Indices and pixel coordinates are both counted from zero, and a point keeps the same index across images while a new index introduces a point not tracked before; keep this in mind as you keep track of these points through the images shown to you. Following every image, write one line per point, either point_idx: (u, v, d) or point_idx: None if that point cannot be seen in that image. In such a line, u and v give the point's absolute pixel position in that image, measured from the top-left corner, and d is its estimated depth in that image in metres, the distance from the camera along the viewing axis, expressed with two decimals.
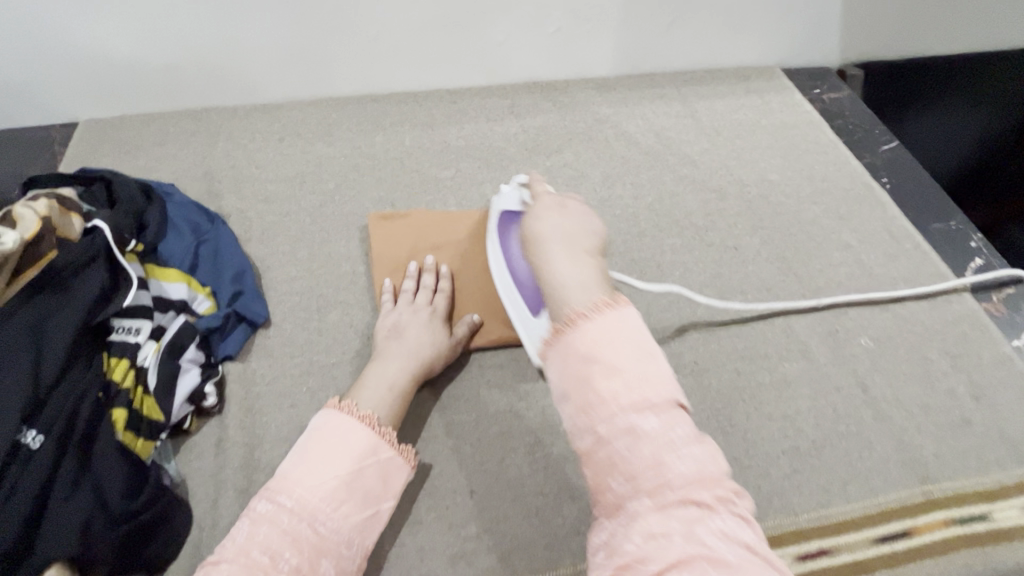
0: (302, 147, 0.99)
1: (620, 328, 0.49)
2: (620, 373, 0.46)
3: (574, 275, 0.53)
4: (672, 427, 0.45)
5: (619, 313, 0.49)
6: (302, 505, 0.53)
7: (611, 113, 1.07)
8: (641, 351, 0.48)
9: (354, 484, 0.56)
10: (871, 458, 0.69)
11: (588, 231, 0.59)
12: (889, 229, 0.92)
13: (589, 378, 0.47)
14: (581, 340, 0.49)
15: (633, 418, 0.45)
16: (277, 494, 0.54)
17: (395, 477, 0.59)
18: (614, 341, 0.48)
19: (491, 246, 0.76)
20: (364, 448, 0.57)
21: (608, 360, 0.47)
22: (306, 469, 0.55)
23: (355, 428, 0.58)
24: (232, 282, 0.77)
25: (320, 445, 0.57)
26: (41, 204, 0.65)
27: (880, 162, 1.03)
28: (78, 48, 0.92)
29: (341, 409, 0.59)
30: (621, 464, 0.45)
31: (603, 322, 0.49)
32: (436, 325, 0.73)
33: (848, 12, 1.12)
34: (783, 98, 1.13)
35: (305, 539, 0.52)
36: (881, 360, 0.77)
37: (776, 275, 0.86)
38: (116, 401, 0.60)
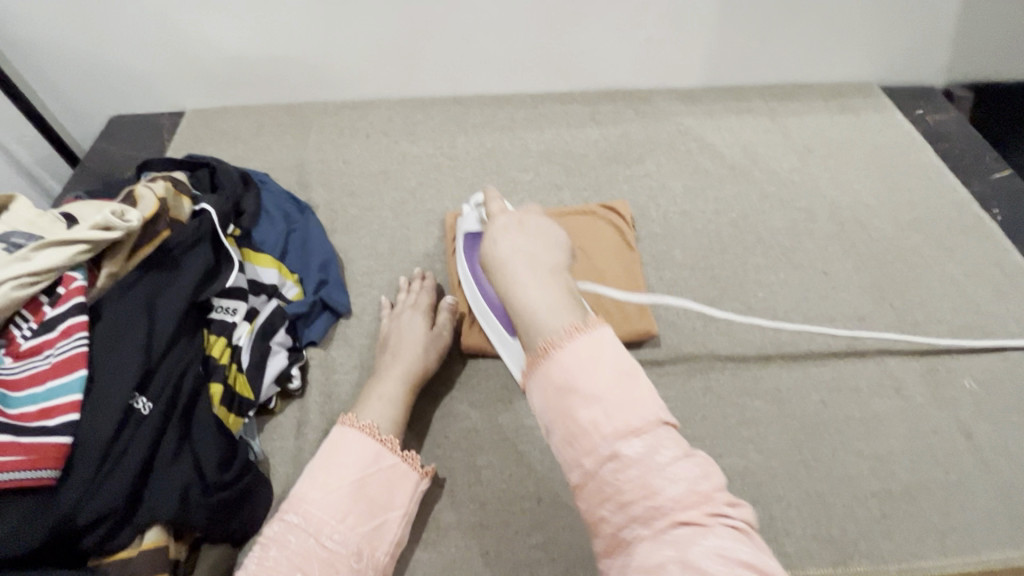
0: (388, 144, 1.02)
1: (601, 352, 0.42)
2: (598, 398, 0.40)
3: (541, 291, 0.46)
4: (657, 446, 0.39)
5: (590, 332, 0.43)
6: (309, 519, 0.54)
7: (695, 125, 1.05)
8: (618, 369, 0.41)
9: (359, 496, 0.57)
10: (974, 511, 0.63)
11: (554, 246, 0.51)
12: (999, 263, 0.85)
13: (568, 410, 0.41)
14: (556, 370, 0.42)
15: (616, 445, 0.39)
16: (284, 512, 0.55)
17: (403, 487, 0.59)
18: (587, 361, 0.42)
19: (463, 273, 0.76)
20: (366, 459, 0.58)
21: (584, 388, 0.41)
22: (306, 488, 0.56)
23: (353, 438, 0.59)
24: (319, 271, 0.80)
25: (319, 460, 0.58)
26: (159, 186, 0.70)
27: (990, 191, 0.96)
28: (195, 43, 0.99)
29: (341, 423, 0.60)
30: (611, 497, 0.39)
31: (576, 346, 0.42)
32: (417, 319, 0.73)
33: (963, 29, 1.05)
34: (882, 117, 1.07)
35: (314, 556, 0.53)
36: (988, 405, 0.71)
37: (868, 304, 0.81)
38: (214, 376, 0.63)
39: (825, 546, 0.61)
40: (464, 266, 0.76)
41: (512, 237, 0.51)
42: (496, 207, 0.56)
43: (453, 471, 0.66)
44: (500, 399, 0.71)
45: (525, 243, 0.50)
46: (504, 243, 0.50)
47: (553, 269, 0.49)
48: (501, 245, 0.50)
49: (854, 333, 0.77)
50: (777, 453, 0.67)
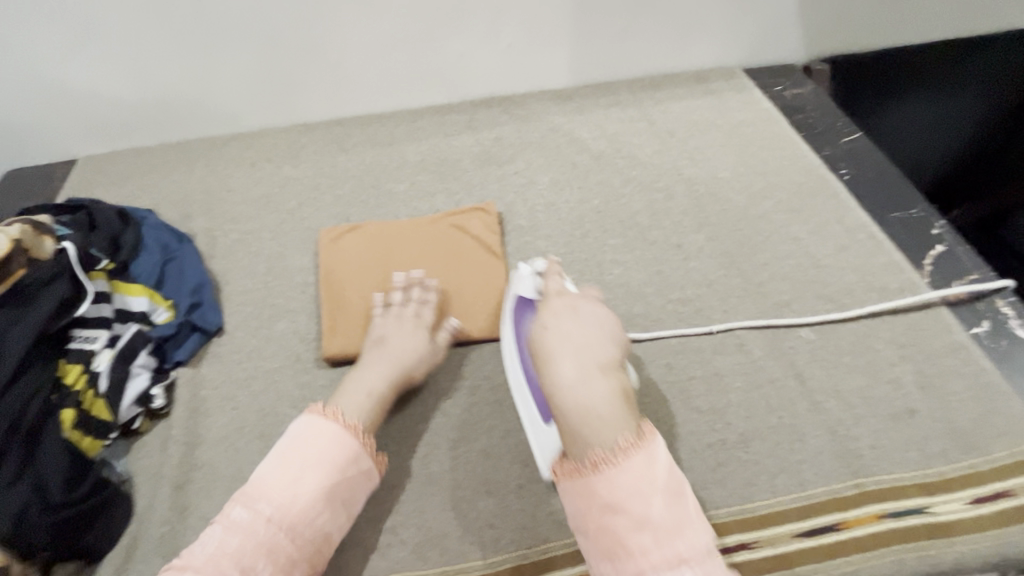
0: (271, 170, 1.06)
1: (652, 466, 0.54)
2: (647, 525, 0.52)
3: (595, 394, 0.58)
4: (704, 572, 0.50)
5: (644, 454, 0.54)
6: (280, 514, 0.57)
7: (565, 122, 1.10)
8: (669, 496, 0.53)
9: (330, 497, 0.60)
10: (802, 450, 0.67)
11: (604, 340, 0.63)
12: (841, 219, 0.90)
13: (615, 529, 0.53)
14: (603, 485, 0.54)
15: (662, 571, 0.51)
16: (254, 501, 0.58)
17: (368, 487, 0.63)
18: (639, 491, 0.53)
19: (505, 336, 0.75)
20: (344, 461, 0.61)
21: (635, 513, 0.52)
22: (284, 479, 0.58)
23: (340, 439, 0.61)
24: (190, 295, 0.83)
25: (298, 453, 0.60)
26: (15, 228, 0.72)
27: (840, 154, 1.02)
28: (75, 93, 1.03)
29: (328, 416, 0.63)
30: None
31: (631, 467, 0.54)
32: (418, 335, 0.74)
33: (806, 8, 1.12)
34: (742, 96, 1.13)
35: (281, 550, 0.56)
36: (821, 352, 0.75)
37: (716, 270, 0.85)
38: (66, 403, 0.66)
39: None
40: (509, 331, 0.75)
41: (561, 324, 0.64)
42: (556, 286, 0.72)
43: None
44: None
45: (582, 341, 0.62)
46: (553, 330, 0.63)
47: (598, 368, 0.60)
48: (550, 338, 0.63)
49: (701, 299, 0.82)
50: None
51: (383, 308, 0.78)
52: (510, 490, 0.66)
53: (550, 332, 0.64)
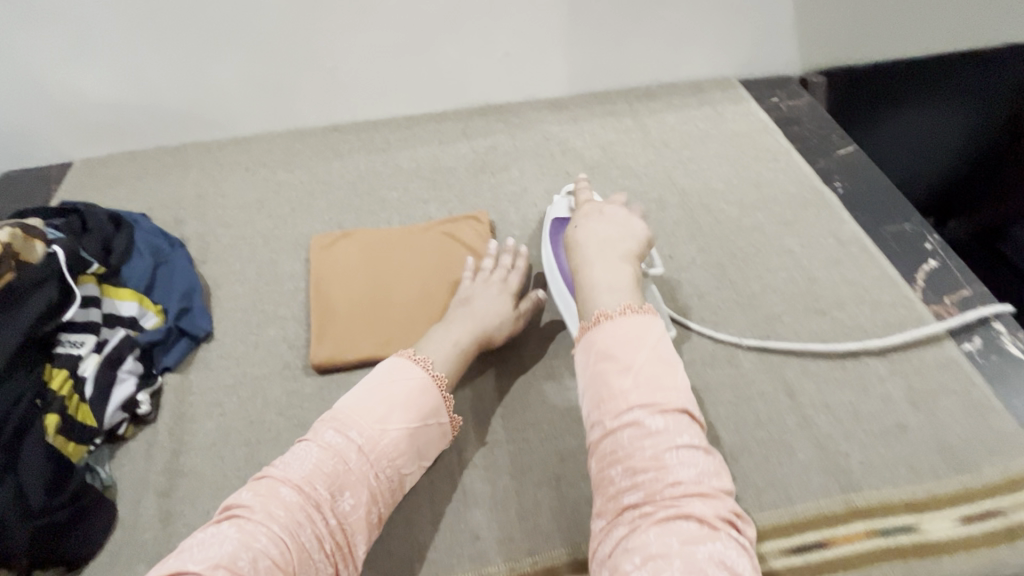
0: (265, 175, 1.06)
1: (646, 332, 0.59)
2: (633, 372, 0.56)
3: (610, 276, 0.65)
4: (678, 430, 0.54)
5: (642, 319, 0.60)
6: (369, 446, 0.59)
7: (560, 131, 1.10)
8: (659, 359, 0.58)
9: (411, 443, 0.62)
10: (792, 465, 0.66)
11: (625, 236, 0.71)
12: (834, 231, 0.90)
13: (606, 375, 0.57)
14: (602, 337, 0.60)
15: (640, 414, 0.54)
16: (346, 428, 0.59)
17: (440, 442, 0.65)
18: (630, 344, 0.58)
19: (546, 257, 0.83)
20: (428, 410, 0.63)
21: (623, 359, 0.57)
22: (375, 413, 0.60)
23: (429, 386, 0.64)
24: (181, 299, 0.83)
25: (389, 391, 0.62)
26: (3, 232, 0.71)
27: (834, 167, 1.02)
28: (72, 95, 1.03)
29: (415, 361, 0.65)
30: (623, 452, 0.54)
31: (627, 325, 0.59)
32: (504, 298, 0.77)
33: (802, 20, 1.12)
34: (737, 107, 1.13)
35: (366, 483, 0.58)
36: (812, 365, 0.74)
37: (709, 281, 0.85)
38: (51, 407, 0.65)
39: None
40: (547, 247, 0.83)
41: (589, 221, 0.73)
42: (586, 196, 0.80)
43: None
44: None
45: (603, 236, 0.71)
46: (582, 227, 0.72)
47: (619, 258, 0.68)
48: (580, 232, 0.72)
49: (692, 311, 0.81)
50: None
51: (473, 273, 0.82)
52: (496, 502, 0.66)
53: (580, 228, 0.73)
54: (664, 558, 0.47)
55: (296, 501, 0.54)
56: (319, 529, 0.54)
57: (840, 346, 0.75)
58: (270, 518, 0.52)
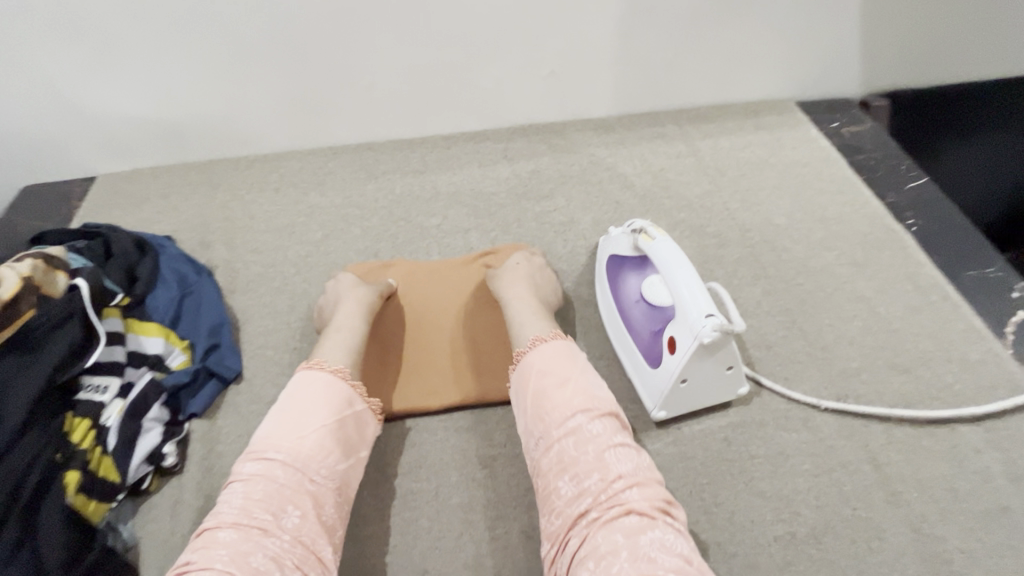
0: (296, 197, 1.00)
1: (573, 353, 0.61)
2: (568, 383, 0.57)
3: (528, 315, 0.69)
4: (613, 431, 0.54)
5: (565, 343, 0.62)
6: (295, 456, 0.53)
7: (607, 155, 1.04)
8: (588, 372, 0.59)
9: (337, 437, 0.57)
10: (883, 550, 0.59)
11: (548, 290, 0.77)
12: (911, 276, 0.83)
13: (544, 393, 0.57)
14: (535, 360, 0.60)
15: (581, 420, 0.54)
16: (264, 452, 0.53)
17: (366, 429, 0.61)
18: (564, 361, 0.60)
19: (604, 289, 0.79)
20: (340, 400, 0.59)
21: (559, 373, 0.58)
22: (290, 423, 0.55)
23: (332, 381, 0.60)
24: (208, 335, 0.77)
25: (293, 402, 0.57)
26: (25, 264, 0.67)
27: (905, 202, 0.94)
28: (98, 109, 0.99)
29: (312, 367, 0.61)
30: (567, 463, 0.53)
31: (553, 347, 0.61)
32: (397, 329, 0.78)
33: (867, 42, 1.05)
34: (796, 133, 1.06)
35: (305, 492, 0.52)
36: (898, 432, 0.68)
37: (777, 330, 0.78)
38: (72, 463, 0.60)
39: None
40: (604, 280, 0.79)
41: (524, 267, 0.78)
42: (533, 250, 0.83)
43: None
44: (389, 461, 0.68)
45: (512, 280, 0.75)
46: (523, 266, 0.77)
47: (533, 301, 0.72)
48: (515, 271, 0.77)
49: (760, 363, 0.75)
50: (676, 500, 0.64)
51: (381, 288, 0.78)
52: None
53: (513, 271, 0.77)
54: (614, 553, 0.46)
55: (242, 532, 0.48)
56: (279, 546, 0.49)
57: (921, 414, 0.68)
58: (218, 557, 0.46)
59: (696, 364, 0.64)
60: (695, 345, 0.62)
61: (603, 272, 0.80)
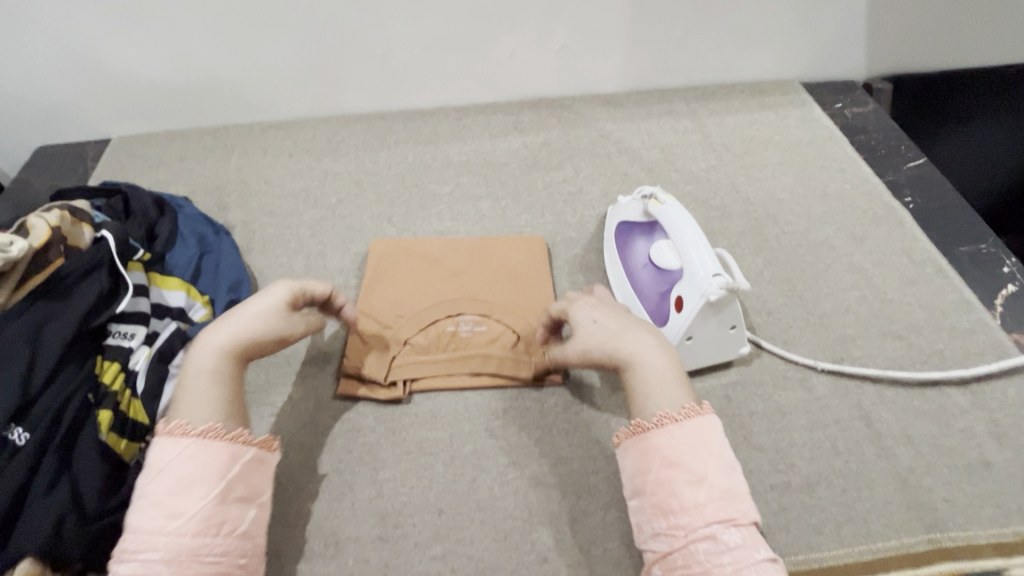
0: (310, 162, 1.02)
1: (710, 441, 0.52)
2: (705, 483, 0.50)
3: (660, 369, 0.57)
4: (754, 545, 0.47)
5: (704, 424, 0.53)
6: (172, 550, 0.47)
7: (616, 130, 1.06)
8: (723, 467, 0.51)
9: (227, 502, 0.51)
10: (871, 499, 0.63)
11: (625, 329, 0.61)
12: (907, 250, 0.86)
13: (669, 483, 0.51)
14: (665, 443, 0.53)
15: (716, 527, 0.48)
16: (138, 552, 0.47)
17: (262, 477, 0.55)
18: (699, 448, 0.52)
19: (613, 252, 0.81)
20: (221, 461, 0.52)
21: (694, 468, 0.51)
22: (164, 510, 0.48)
23: (204, 445, 0.52)
24: (228, 292, 0.80)
25: (164, 478, 0.50)
26: (53, 215, 0.70)
27: (904, 181, 0.97)
28: (113, 72, 0.99)
29: (172, 434, 0.52)
30: (696, 569, 0.47)
31: (690, 431, 0.53)
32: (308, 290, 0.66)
33: (873, 25, 1.07)
34: (801, 113, 1.09)
35: (200, 573, 0.47)
36: (889, 393, 0.71)
37: (777, 297, 0.81)
38: (104, 403, 0.63)
39: None
40: (614, 245, 0.81)
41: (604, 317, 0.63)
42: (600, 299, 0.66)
43: (355, 483, 0.66)
44: (405, 412, 0.71)
45: (629, 344, 0.59)
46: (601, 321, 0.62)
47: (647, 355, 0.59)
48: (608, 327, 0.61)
49: (760, 327, 0.78)
50: None
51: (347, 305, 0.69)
52: (561, 521, 0.63)
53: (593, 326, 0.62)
54: None
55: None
56: None
57: (911, 375, 0.71)
58: None
59: (701, 323, 0.67)
60: (701, 303, 0.65)
61: (612, 239, 0.82)
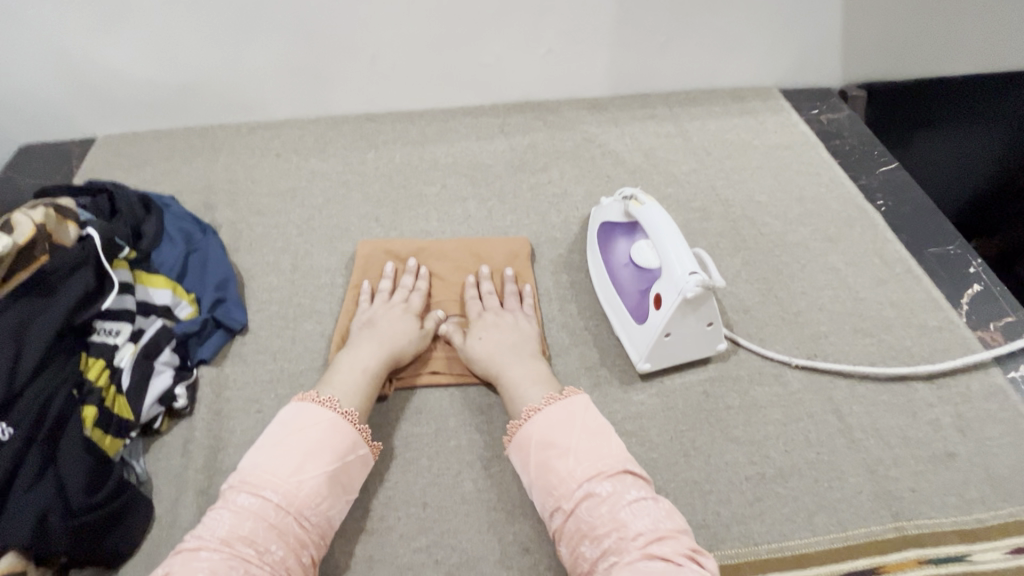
0: (297, 163, 1.03)
1: (572, 416, 0.61)
2: (573, 452, 0.58)
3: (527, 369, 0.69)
4: (624, 489, 0.55)
5: (566, 402, 0.62)
6: (289, 499, 0.55)
7: (600, 133, 1.08)
8: (589, 433, 0.59)
9: (333, 481, 0.58)
10: (842, 488, 0.66)
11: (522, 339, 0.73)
12: (879, 251, 0.89)
13: (548, 462, 0.58)
14: (534, 431, 0.60)
15: (590, 485, 0.55)
16: (260, 488, 0.55)
17: (357, 472, 0.61)
18: (564, 427, 0.60)
19: (596, 253, 0.83)
20: (341, 445, 0.60)
21: (562, 444, 0.59)
22: (286, 465, 0.57)
23: (328, 421, 0.60)
24: (215, 290, 0.80)
25: (301, 440, 0.58)
26: (38, 212, 0.69)
27: (877, 184, 1.00)
28: (98, 71, 0.99)
29: (316, 403, 0.62)
30: (585, 528, 0.54)
31: (552, 414, 0.61)
32: (407, 317, 0.75)
33: (848, 34, 1.11)
34: (779, 118, 1.12)
35: (291, 532, 0.54)
36: (860, 387, 0.74)
37: (754, 296, 0.84)
38: (89, 399, 0.64)
39: (698, 532, 0.63)
40: (596, 246, 0.83)
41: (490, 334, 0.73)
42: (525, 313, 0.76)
43: None
44: (391, 407, 0.72)
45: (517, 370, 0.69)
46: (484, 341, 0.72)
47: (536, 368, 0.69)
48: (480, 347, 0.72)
49: (737, 324, 0.80)
50: (658, 445, 0.69)
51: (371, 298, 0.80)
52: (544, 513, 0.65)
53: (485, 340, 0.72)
54: None
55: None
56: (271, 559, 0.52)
57: (882, 371, 0.74)
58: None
59: (679, 319, 0.70)
60: (678, 300, 0.67)
61: (595, 239, 0.84)
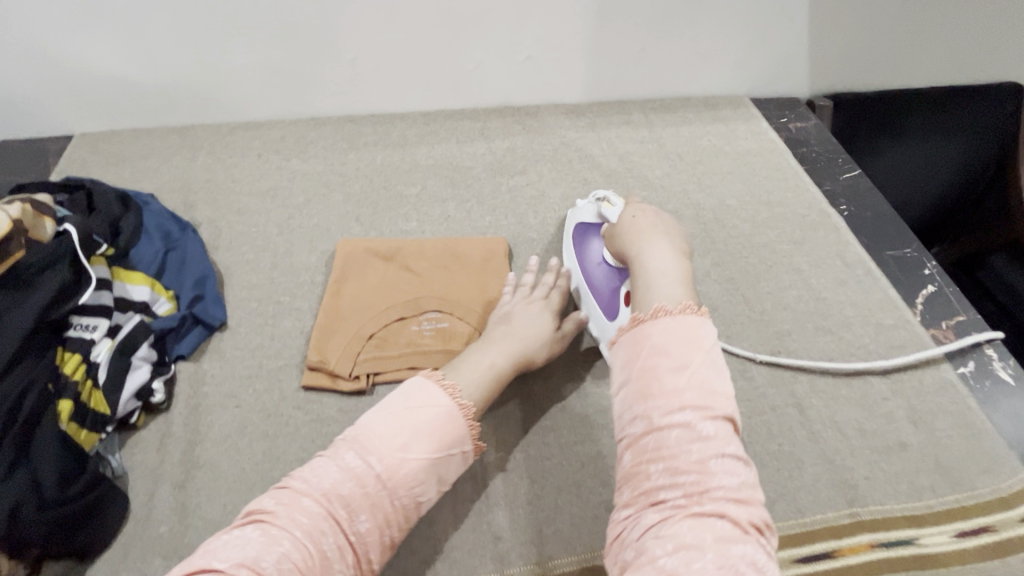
0: (278, 163, 1.04)
1: (701, 337, 0.50)
2: (688, 372, 0.48)
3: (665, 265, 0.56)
4: (726, 439, 0.47)
5: (699, 320, 0.51)
6: (389, 474, 0.55)
7: (577, 138, 1.11)
8: (713, 364, 0.49)
9: (432, 470, 0.57)
10: (800, 477, 0.69)
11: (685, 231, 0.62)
12: (841, 253, 0.94)
13: (655, 370, 0.49)
14: (652, 332, 0.51)
15: (691, 416, 0.47)
16: (366, 452, 0.55)
17: (456, 468, 0.60)
18: (686, 344, 0.50)
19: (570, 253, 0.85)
20: (449, 435, 0.58)
21: (679, 358, 0.49)
22: (395, 437, 0.56)
23: (446, 408, 0.58)
24: (193, 287, 0.81)
25: (414, 415, 0.57)
26: (15, 207, 0.69)
27: (840, 190, 1.05)
28: (76, 69, 0.99)
29: (444, 389, 0.60)
30: (666, 454, 0.46)
31: (681, 325, 0.50)
32: (547, 317, 0.76)
33: (814, 47, 1.16)
34: (749, 126, 1.16)
35: (383, 506, 0.55)
36: (820, 382, 0.78)
37: (722, 296, 0.87)
38: (64, 393, 0.64)
39: None
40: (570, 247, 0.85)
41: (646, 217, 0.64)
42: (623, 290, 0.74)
43: None
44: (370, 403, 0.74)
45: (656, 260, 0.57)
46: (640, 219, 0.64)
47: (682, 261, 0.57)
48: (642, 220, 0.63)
49: None
50: None
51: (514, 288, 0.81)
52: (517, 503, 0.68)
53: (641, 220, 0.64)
54: (697, 549, 0.41)
55: (262, 538, 0.49)
56: (358, 528, 0.53)
57: (840, 367, 0.78)
58: (290, 531, 0.50)
59: None
60: None
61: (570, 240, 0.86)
